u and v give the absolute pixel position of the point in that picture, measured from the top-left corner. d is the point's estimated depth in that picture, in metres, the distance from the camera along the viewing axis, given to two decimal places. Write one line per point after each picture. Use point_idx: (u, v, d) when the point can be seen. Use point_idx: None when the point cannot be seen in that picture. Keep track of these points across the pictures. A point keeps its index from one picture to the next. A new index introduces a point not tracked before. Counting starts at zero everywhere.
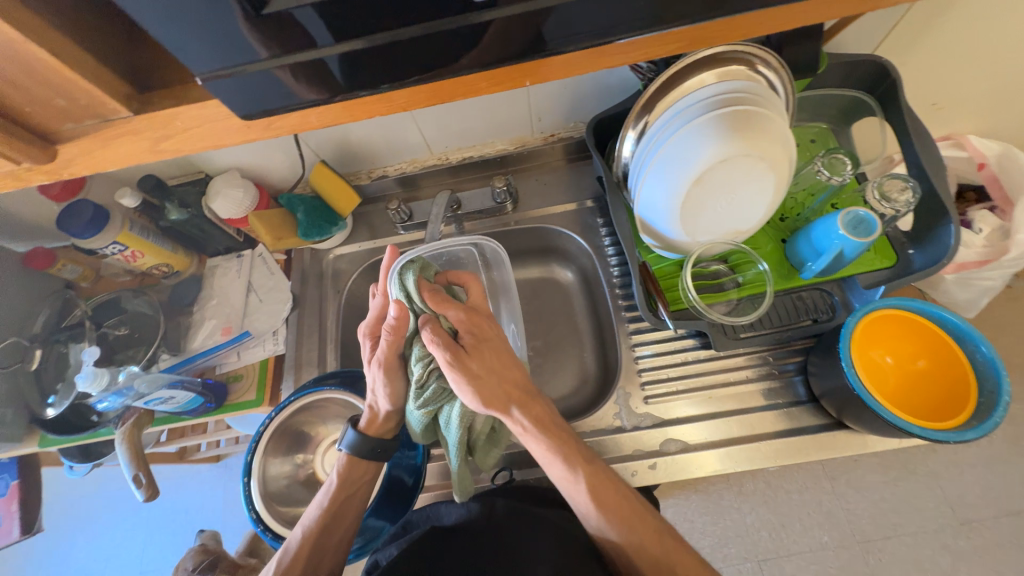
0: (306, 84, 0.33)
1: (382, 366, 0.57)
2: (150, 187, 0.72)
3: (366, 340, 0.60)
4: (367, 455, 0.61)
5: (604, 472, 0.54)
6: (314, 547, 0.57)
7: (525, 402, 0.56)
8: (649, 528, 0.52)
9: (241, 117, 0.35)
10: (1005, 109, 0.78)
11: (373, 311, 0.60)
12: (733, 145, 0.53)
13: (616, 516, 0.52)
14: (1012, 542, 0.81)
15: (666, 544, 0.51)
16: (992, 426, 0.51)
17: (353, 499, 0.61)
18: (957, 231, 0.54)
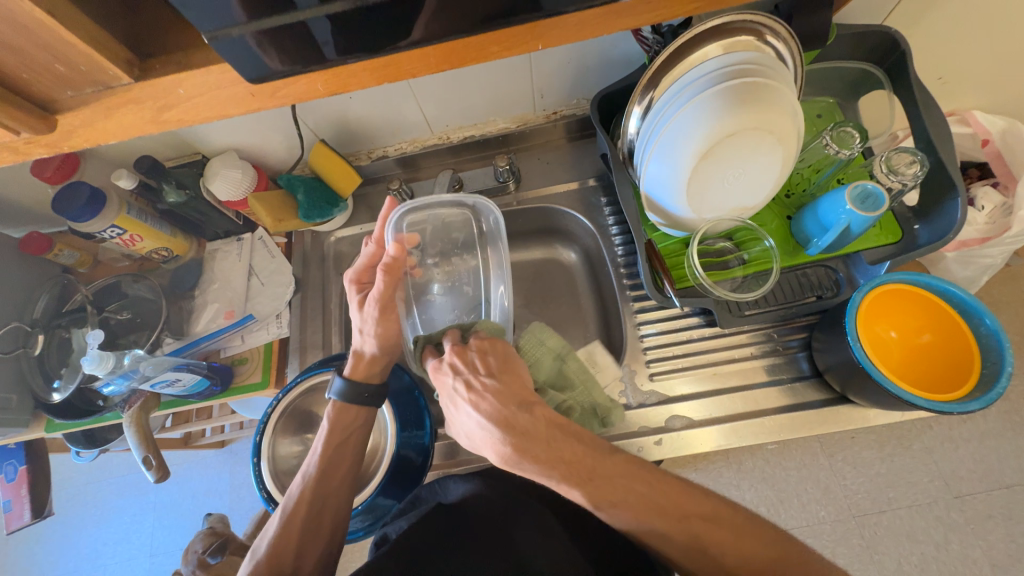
0: (307, 46, 0.32)
1: (378, 305, 0.58)
2: (146, 169, 0.69)
3: (352, 286, 0.61)
4: (358, 400, 0.60)
5: (611, 475, 0.43)
6: (317, 490, 0.57)
7: (507, 428, 0.45)
8: (671, 518, 0.42)
9: (250, 81, 0.34)
10: (1011, 84, 0.77)
11: (364, 258, 0.60)
12: (738, 118, 0.52)
13: (629, 514, 0.42)
14: (1001, 513, 0.83)
15: (704, 519, 0.42)
16: (995, 397, 0.52)
17: (348, 446, 0.60)
18: (964, 205, 0.54)
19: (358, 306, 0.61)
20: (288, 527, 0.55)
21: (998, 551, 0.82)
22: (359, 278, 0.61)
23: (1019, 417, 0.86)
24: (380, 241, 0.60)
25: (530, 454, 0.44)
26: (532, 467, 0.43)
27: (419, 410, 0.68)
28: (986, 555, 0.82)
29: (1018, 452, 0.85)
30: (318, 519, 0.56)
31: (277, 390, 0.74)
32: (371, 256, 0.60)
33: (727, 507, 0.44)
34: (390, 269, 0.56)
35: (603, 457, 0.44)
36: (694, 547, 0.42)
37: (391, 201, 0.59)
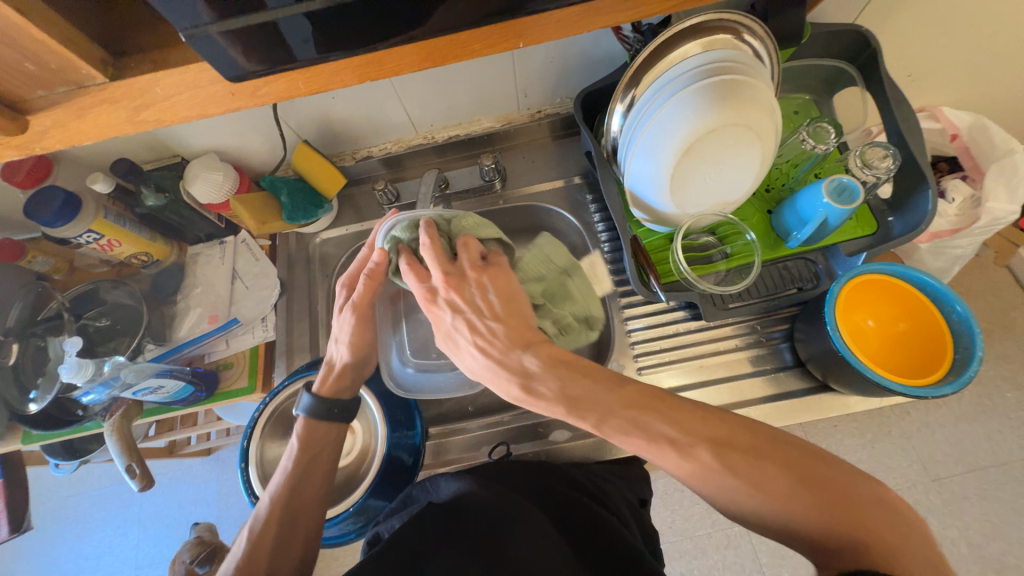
0: (276, 46, 0.32)
1: (354, 312, 0.58)
2: (123, 172, 0.68)
3: (341, 291, 0.60)
4: (324, 416, 0.60)
5: (614, 404, 0.42)
6: (286, 511, 0.55)
7: (513, 370, 0.47)
8: (676, 441, 0.39)
9: (230, 80, 0.33)
10: (977, 81, 0.80)
11: (356, 264, 0.61)
12: (719, 115, 0.53)
13: (637, 441, 0.40)
14: (976, 494, 0.86)
15: (712, 442, 0.38)
16: (967, 380, 0.54)
17: (319, 460, 0.59)
18: (934, 197, 0.56)
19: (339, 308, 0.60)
20: (256, 547, 0.53)
21: (973, 530, 0.85)
22: (349, 281, 0.61)
23: (991, 401, 0.89)
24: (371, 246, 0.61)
25: (537, 394, 0.46)
26: (544, 401, 0.45)
27: (409, 410, 0.68)
28: (963, 536, 0.85)
29: (990, 434, 0.88)
30: (290, 535, 0.54)
31: (264, 395, 0.73)
32: (362, 260, 0.61)
33: (742, 429, 0.39)
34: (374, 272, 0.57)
35: (611, 389, 0.43)
36: (707, 471, 0.37)
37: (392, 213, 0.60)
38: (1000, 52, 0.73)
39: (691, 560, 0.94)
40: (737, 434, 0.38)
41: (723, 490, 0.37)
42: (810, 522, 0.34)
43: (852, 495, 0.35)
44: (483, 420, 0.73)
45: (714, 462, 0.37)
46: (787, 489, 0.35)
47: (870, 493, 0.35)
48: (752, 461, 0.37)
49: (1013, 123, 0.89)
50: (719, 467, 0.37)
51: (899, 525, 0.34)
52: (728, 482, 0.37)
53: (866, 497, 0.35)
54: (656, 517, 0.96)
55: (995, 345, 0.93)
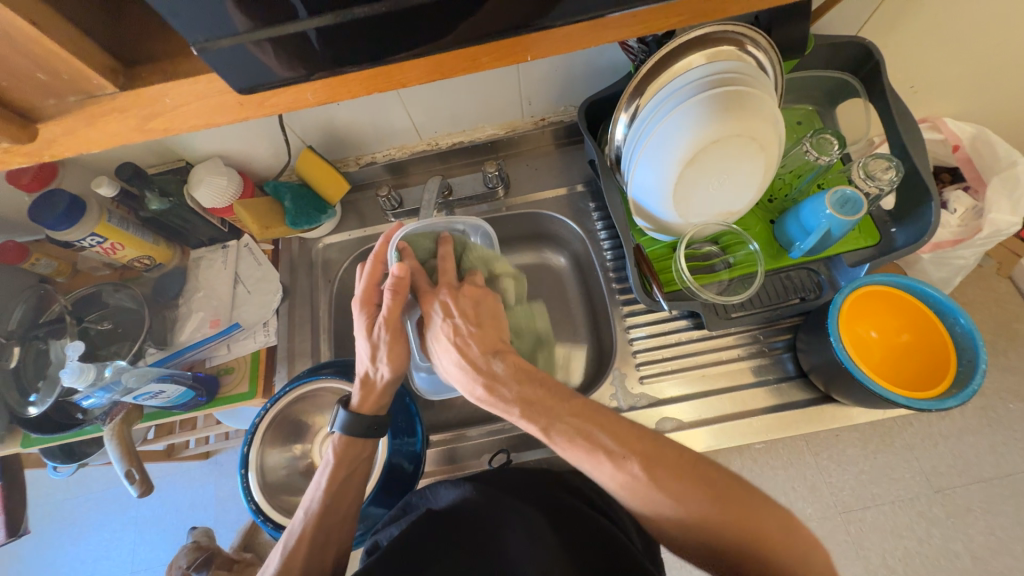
0: (307, 57, 0.33)
1: (388, 328, 0.56)
2: (128, 176, 0.68)
3: (360, 308, 0.58)
4: (364, 432, 0.59)
5: (565, 412, 0.47)
6: (320, 527, 0.56)
7: (481, 370, 0.51)
8: (614, 454, 0.44)
9: (238, 91, 0.34)
10: (979, 93, 0.80)
11: (366, 278, 0.58)
12: (723, 125, 0.54)
13: (579, 448, 0.45)
14: (980, 506, 0.85)
15: (646, 457, 0.43)
16: (971, 393, 0.54)
17: (354, 478, 0.60)
18: (937, 209, 0.56)
19: (361, 326, 0.58)
20: (291, 565, 0.53)
21: (977, 543, 0.84)
22: (367, 298, 0.58)
23: (994, 412, 0.89)
24: (379, 257, 0.59)
25: (499, 393, 0.50)
26: (500, 400, 0.49)
27: (410, 417, 0.68)
28: (967, 549, 0.84)
29: (993, 446, 0.87)
30: (323, 551, 0.55)
31: (264, 400, 0.73)
32: (376, 272, 0.58)
33: (673, 449, 0.44)
34: (395, 288, 0.55)
35: (563, 399, 0.48)
36: (637, 483, 0.42)
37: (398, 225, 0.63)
38: (1002, 64, 0.73)
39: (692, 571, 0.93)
40: (667, 452, 0.44)
41: (651, 501, 0.42)
42: (722, 537, 0.40)
43: (764, 517, 0.40)
44: (485, 427, 0.73)
45: (644, 475, 0.42)
46: (703, 505, 0.41)
47: (779, 516, 0.41)
48: (677, 479, 0.42)
49: (1015, 134, 0.90)
50: (647, 480, 0.42)
51: (798, 540, 0.40)
52: (654, 494, 0.42)
53: (776, 521, 0.40)
54: None
55: (998, 356, 0.93)
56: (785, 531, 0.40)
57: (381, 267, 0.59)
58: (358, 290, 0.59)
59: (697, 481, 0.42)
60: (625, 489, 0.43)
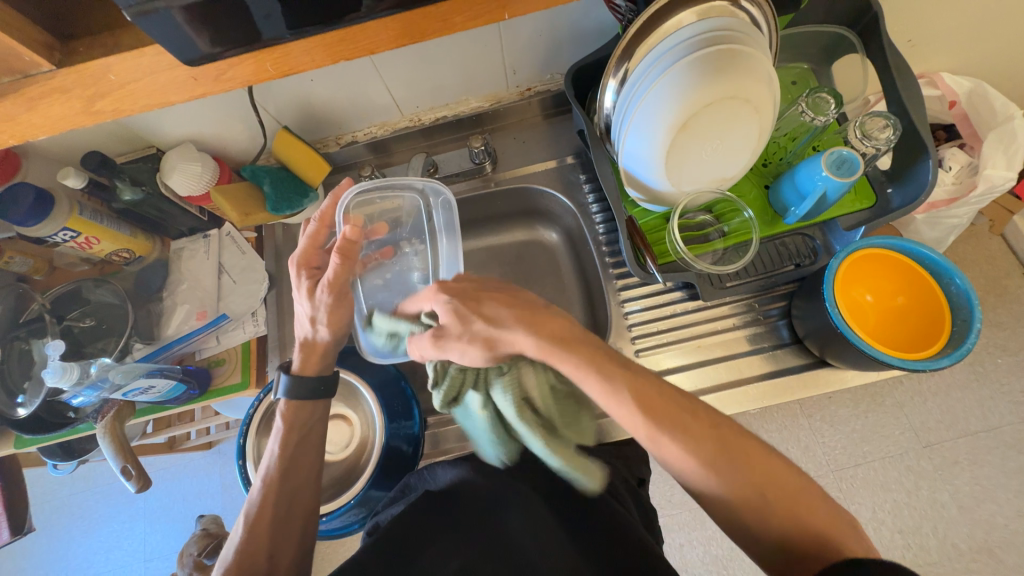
0: (249, 21, 0.30)
1: (332, 292, 0.56)
2: (95, 165, 0.64)
3: (301, 270, 0.57)
4: (311, 394, 0.59)
5: (624, 372, 0.46)
6: (280, 493, 0.56)
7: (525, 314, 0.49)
8: (683, 426, 0.43)
9: (186, 64, 0.31)
10: (980, 45, 0.77)
11: (307, 239, 0.57)
12: (717, 86, 0.51)
13: (640, 411, 0.44)
14: (966, 458, 0.88)
15: (714, 438, 0.42)
16: (965, 352, 0.54)
17: (308, 441, 0.59)
18: (935, 166, 0.54)
19: (303, 291, 0.57)
20: (256, 531, 0.54)
21: (963, 493, 0.87)
22: (305, 260, 0.57)
23: (981, 367, 0.90)
24: (325, 219, 0.58)
25: (557, 349, 0.47)
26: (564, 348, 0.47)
27: (406, 401, 0.68)
28: (954, 499, 0.87)
29: (980, 401, 0.89)
30: (289, 513, 0.55)
31: (258, 390, 0.72)
32: (315, 238, 0.57)
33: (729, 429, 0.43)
34: (344, 252, 0.53)
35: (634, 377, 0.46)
36: (706, 459, 0.42)
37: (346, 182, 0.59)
38: (1003, 14, 0.70)
39: (691, 532, 0.96)
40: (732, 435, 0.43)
41: (722, 482, 0.41)
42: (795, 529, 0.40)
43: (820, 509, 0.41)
44: None
45: (712, 451, 0.42)
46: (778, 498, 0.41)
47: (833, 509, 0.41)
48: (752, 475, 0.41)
49: (1011, 87, 0.87)
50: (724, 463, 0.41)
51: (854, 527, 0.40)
52: (729, 478, 0.41)
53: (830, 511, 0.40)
54: (655, 492, 0.98)
55: (988, 313, 0.93)
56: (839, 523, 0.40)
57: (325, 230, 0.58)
58: (297, 250, 0.57)
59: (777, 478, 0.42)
60: (706, 470, 0.41)
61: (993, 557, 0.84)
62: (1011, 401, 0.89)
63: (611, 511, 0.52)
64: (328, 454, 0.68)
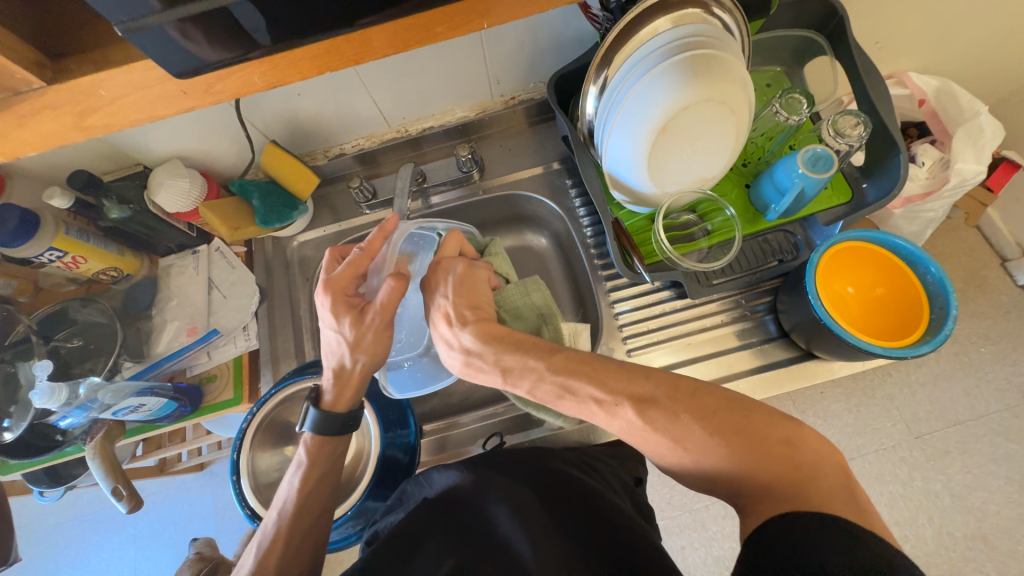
0: (238, 34, 0.31)
1: (384, 319, 0.54)
2: (83, 184, 0.64)
3: (331, 296, 0.54)
4: (339, 430, 0.58)
5: (546, 371, 0.50)
6: (294, 525, 0.55)
7: (455, 345, 0.55)
8: (606, 404, 0.47)
9: (176, 76, 0.32)
10: (944, 45, 0.80)
11: (347, 267, 0.54)
12: (693, 91, 0.53)
13: (572, 407, 0.49)
14: (956, 447, 0.89)
15: (642, 404, 0.45)
16: (944, 338, 0.56)
17: (327, 475, 0.58)
18: (905, 161, 0.57)
19: (342, 320, 0.54)
20: (265, 564, 0.53)
21: (956, 482, 0.88)
22: (343, 287, 0.54)
23: (965, 357, 0.92)
24: (370, 249, 0.55)
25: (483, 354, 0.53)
26: (490, 352, 0.53)
27: (401, 409, 0.68)
28: (947, 489, 0.88)
29: (967, 389, 0.91)
30: (298, 548, 0.55)
31: (251, 405, 0.71)
32: (358, 267, 0.55)
33: (672, 395, 0.45)
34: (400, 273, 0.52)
35: (544, 357, 0.51)
36: (634, 428, 0.45)
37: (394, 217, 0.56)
38: (963, 16, 0.74)
39: (691, 533, 0.96)
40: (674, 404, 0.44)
41: (649, 443, 0.45)
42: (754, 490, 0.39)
43: (764, 437, 0.41)
44: (478, 413, 0.73)
45: (637, 419, 0.44)
46: (704, 442, 0.42)
47: (778, 432, 0.41)
48: (676, 436, 0.43)
49: (976, 85, 0.91)
50: (642, 424, 0.44)
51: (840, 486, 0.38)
52: (653, 439, 0.44)
53: (774, 437, 0.41)
54: (654, 494, 0.98)
55: (968, 304, 0.96)
56: (785, 448, 0.40)
57: (368, 260, 0.55)
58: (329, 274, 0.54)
59: (691, 413, 0.43)
60: (627, 433, 0.46)
61: (988, 545, 0.85)
62: (996, 388, 0.91)
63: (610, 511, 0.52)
64: None
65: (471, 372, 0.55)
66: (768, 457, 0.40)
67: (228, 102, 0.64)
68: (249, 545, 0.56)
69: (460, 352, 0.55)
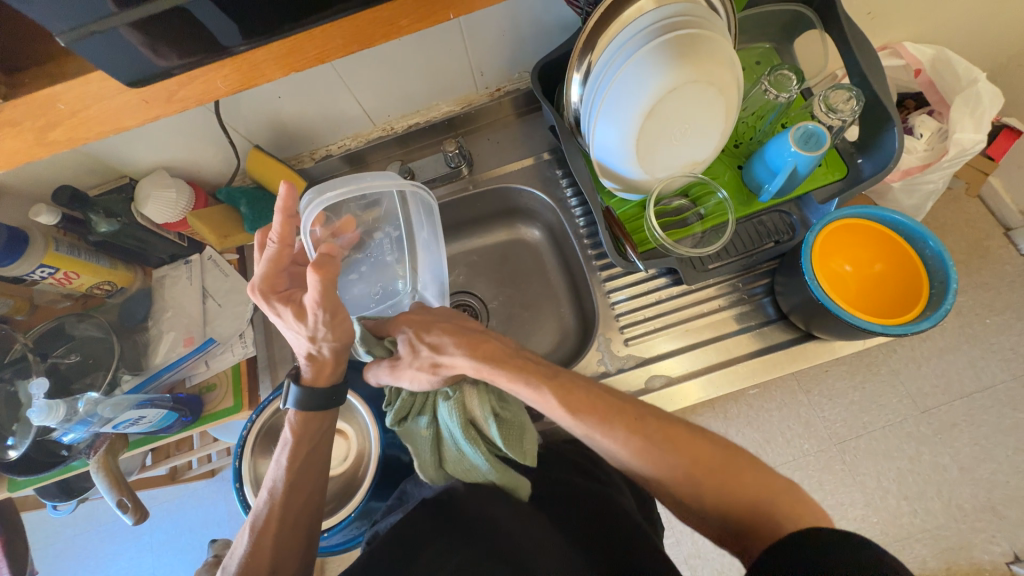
0: (196, 36, 0.31)
1: (325, 309, 0.51)
2: (67, 200, 0.64)
3: (268, 299, 0.52)
4: (322, 404, 0.59)
5: (575, 379, 0.53)
6: (287, 507, 0.55)
7: (472, 344, 0.55)
8: (629, 423, 0.49)
9: (129, 84, 0.32)
10: (939, 11, 0.78)
11: (268, 265, 0.52)
12: (679, 72, 0.52)
13: (592, 413, 0.50)
14: (964, 420, 0.89)
15: (662, 430, 0.49)
16: (944, 313, 0.55)
17: (315, 453, 0.59)
18: (900, 135, 0.55)
19: (284, 319, 0.53)
20: (261, 544, 0.54)
21: (965, 455, 0.88)
22: (270, 286, 0.52)
23: (971, 328, 0.91)
24: (284, 240, 0.51)
25: (501, 357, 0.54)
26: (500, 363, 0.53)
27: None
28: (956, 462, 0.88)
29: (973, 362, 0.90)
30: (289, 534, 0.55)
31: (251, 412, 0.71)
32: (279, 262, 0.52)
33: (686, 429, 0.49)
34: (320, 267, 0.48)
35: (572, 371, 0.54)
36: (650, 449, 0.48)
37: (288, 187, 0.46)
38: None
39: None
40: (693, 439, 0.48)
41: (661, 463, 0.47)
42: (753, 519, 0.43)
43: (767, 485, 0.45)
44: None
45: (656, 440, 0.48)
46: (714, 478, 0.46)
47: (779, 483, 0.45)
48: (680, 448, 0.47)
49: (974, 52, 0.89)
50: (660, 449, 0.47)
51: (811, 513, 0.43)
52: (666, 458, 0.47)
53: (780, 487, 0.44)
54: None
55: (973, 275, 0.94)
56: (789, 498, 0.44)
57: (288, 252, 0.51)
58: (255, 275, 0.52)
59: (704, 454, 0.47)
60: (639, 456, 0.48)
61: (998, 515, 0.85)
62: (1003, 358, 0.90)
63: (611, 510, 0.53)
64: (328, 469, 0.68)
65: (485, 374, 0.53)
66: (767, 500, 0.44)
67: (207, 106, 0.63)
68: (242, 532, 0.56)
69: (473, 354, 0.54)
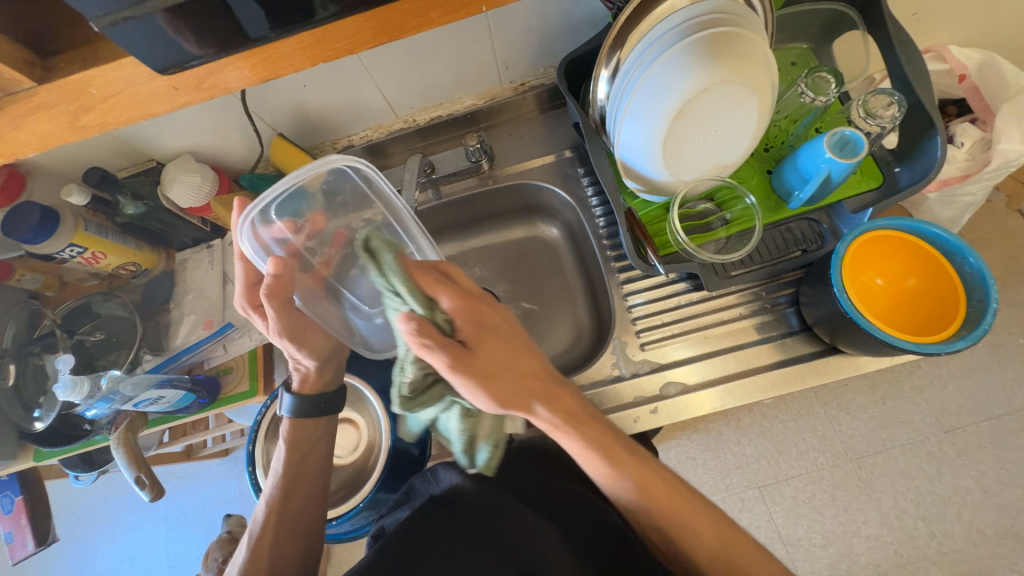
0: (227, 20, 0.31)
1: (286, 335, 0.54)
2: (98, 180, 0.66)
3: (249, 310, 0.55)
4: (312, 412, 0.60)
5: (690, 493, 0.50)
6: (282, 512, 0.56)
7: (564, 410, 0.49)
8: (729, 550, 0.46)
9: (160, 72, 0.32)
10: (991, 13, 0.74)
11: (242, 278, 0.53)
12: (712, 72, 0.50)
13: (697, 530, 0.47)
14: (990, 442, 0.85)
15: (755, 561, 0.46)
16: (982, 333, 0.52)
17: (311, 458, 0.60)
18: (943, 143, 0.52)
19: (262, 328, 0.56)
20: (259, 548, 0.55)
21: (989, 479, 0.84)
22: (251, 299, 0.55)
23: (1002, 348, 0.87)
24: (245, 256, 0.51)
25: (583, 435, 0.49)
26: (576, 434, 0.49)
27: None
28: (979, 486, 0.84)
29: (1004, 383, 0.86)
30: (286, 538, 0.56)
31: (266, 397, 0.72)
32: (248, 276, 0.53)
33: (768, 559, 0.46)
34: (273, 295, 0.50)
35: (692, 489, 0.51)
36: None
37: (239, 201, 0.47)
38: None
39: None
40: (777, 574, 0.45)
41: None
42: None
43: None
44: None
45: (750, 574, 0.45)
46: None
47: None
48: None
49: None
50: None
51: None
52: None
53: None
54: None
55: (1009, 293, 0.90)
56: None
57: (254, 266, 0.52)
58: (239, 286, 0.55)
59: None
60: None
61: (1022, 543, 0.81)
62: None
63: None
64: (338, 458, 0.69)
65: (565, 440, 0.49)
66: None
67: (234, 93, 0.64)
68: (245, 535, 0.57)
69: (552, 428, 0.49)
